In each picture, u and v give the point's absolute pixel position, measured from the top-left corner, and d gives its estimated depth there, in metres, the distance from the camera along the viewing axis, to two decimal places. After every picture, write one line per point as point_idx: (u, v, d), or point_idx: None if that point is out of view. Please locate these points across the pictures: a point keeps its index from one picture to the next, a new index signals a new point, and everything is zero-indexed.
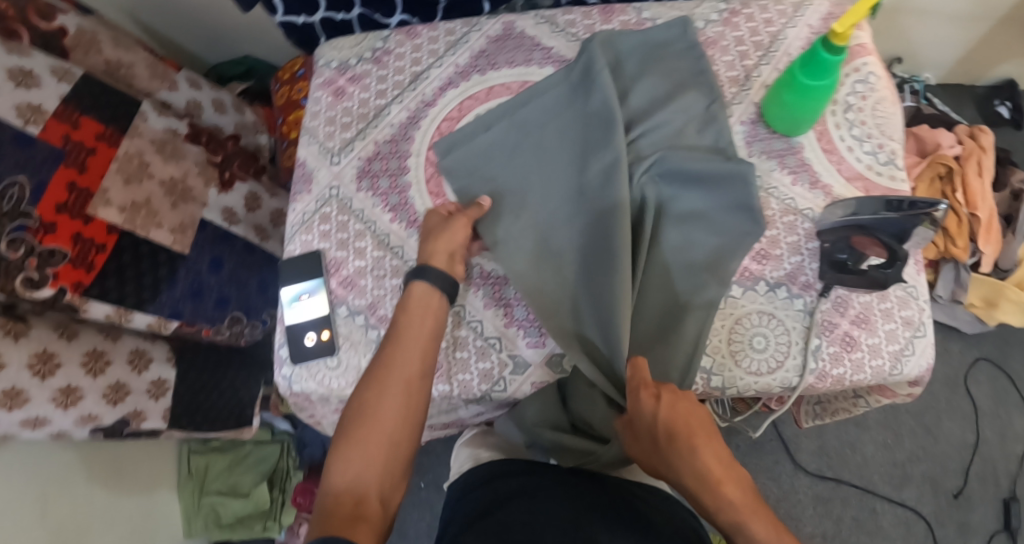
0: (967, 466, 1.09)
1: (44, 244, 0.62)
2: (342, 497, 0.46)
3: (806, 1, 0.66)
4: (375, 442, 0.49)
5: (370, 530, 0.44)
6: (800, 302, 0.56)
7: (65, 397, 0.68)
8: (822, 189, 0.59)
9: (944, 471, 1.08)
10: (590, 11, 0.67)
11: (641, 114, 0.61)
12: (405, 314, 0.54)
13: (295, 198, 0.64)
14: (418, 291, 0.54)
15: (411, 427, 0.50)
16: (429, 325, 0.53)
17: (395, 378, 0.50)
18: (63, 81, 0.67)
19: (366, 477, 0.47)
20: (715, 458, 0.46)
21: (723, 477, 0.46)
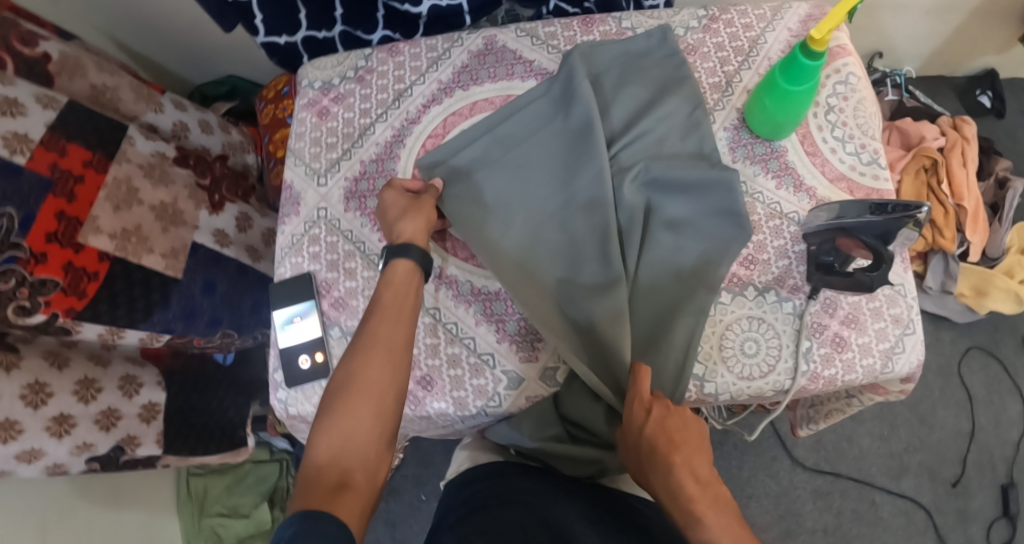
0: (963, 454, 1.10)
1: (35, 274, 0.61)
2: (329, 467, 0.44)
3: (784, 5, 0.67)
4: (361, 406, 0.47)
5: (357, 502, 0.43)
6: (790, 305, 0.57)
7: (59, 426, 0.67)
8: (806, 191, 0.60)
9: (941, 460, 1.09)
10: (571, 23, 0.67)
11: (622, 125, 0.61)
12: (388, 288, 0.54)
13: (284, 221, 0.64)
14: (401, 268, 0.55)
15: (397, 391, 0.49)
16: (409, 297, 0.54)
17: (376, 347, 0.50)
18: (49, 108, 0.66)
19: (352, 447, 0.46)
20: (691, 479, 0.47)
21: (695, 498, 0.46)
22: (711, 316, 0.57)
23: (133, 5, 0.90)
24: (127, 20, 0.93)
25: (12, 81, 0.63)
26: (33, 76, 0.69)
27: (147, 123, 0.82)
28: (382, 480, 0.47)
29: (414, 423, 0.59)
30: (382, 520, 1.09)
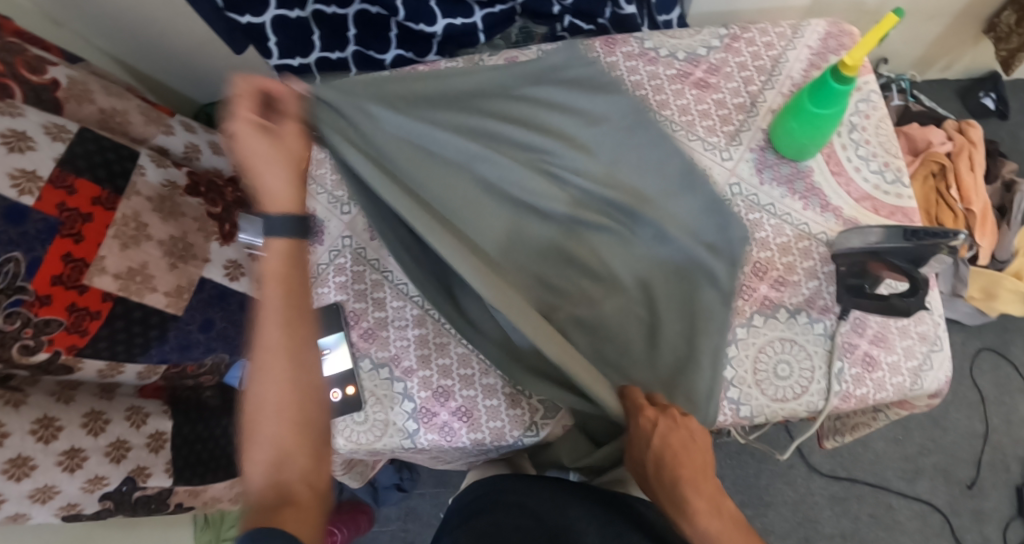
0: (977, 455, 1.11)
1: (40, 315, 0.62)
2: (269, 488, 0.48)
3: (804, 22, 0.68)
4: (285, 421, 0.50)
5: (302, 513, 0.47)
6: (819, 325, 0.57)
7: (70, 460, 0.68)
8: (833, 211, 0.60)
9: (955, 461, 1.10)
10: (592, 43, 0.67)
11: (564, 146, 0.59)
12: (271, 279, 0.50)
13: (306, 250, 0.63)
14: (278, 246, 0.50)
15: (319, 400, 0.52)
16: (285, 269, 0.50)
17: (275, 358, 0.50)
18: (57, 140, 0.65)
19: (287, 464, 0.50)
20: (697, 492, 0.49)
21: (701, 510, 0.49)
22: (745, 339, 0.56)
23: (140, 27, 0.88)
24: (134, 41, 0.92)
25: (22, 111, 0.63)
26: (42, 103, 0.67)
27: (158, 145, 0.81)
28: (326, 485, 0.51)
29: (447, 452, 0.59)
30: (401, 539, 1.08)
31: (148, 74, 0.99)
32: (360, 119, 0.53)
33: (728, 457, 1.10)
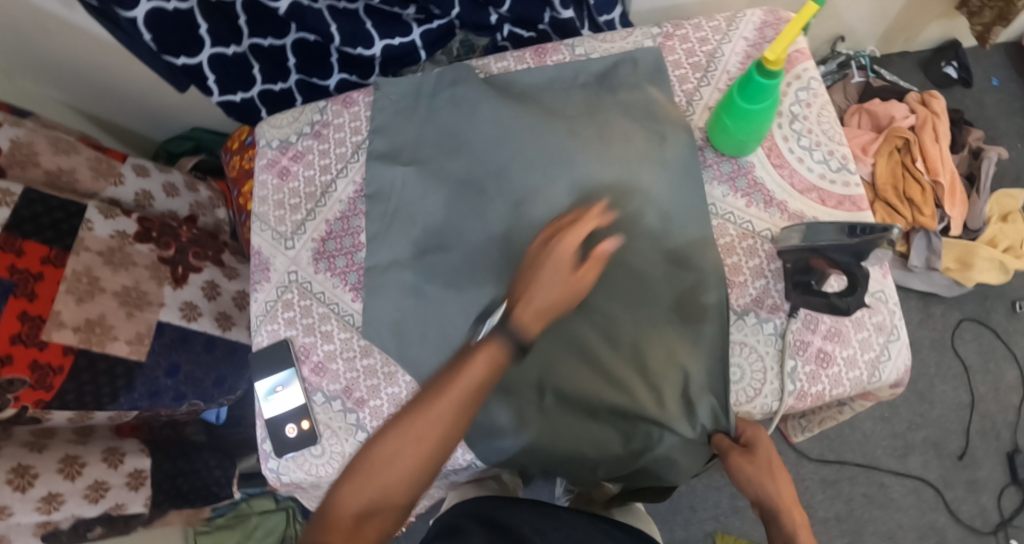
0: (967, 426, 1.10)
1: (2, 375, 0.63)
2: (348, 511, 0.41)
3: (738, 14, 0.67)
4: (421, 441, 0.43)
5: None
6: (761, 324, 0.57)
7: (48, 504, 0.66)
8: (777, 206, 0.60)
9: (944, 434, 1.10)
10: (523, 55, 0.67)
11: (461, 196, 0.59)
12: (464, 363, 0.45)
13: (256, 288, 0.63)
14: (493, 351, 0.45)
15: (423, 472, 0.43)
16: (483, 386, 0.44)
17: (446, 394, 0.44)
18: (2, 204, 0.66)
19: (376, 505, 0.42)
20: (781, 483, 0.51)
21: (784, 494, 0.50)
22: None
23: (87, 72, 0.86)
24: (84, 87, 0.89)
25: None
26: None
27: (108, 198, 0.82)
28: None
29: None
30: None
31: (104, 119, 0.98)
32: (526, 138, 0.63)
33: None
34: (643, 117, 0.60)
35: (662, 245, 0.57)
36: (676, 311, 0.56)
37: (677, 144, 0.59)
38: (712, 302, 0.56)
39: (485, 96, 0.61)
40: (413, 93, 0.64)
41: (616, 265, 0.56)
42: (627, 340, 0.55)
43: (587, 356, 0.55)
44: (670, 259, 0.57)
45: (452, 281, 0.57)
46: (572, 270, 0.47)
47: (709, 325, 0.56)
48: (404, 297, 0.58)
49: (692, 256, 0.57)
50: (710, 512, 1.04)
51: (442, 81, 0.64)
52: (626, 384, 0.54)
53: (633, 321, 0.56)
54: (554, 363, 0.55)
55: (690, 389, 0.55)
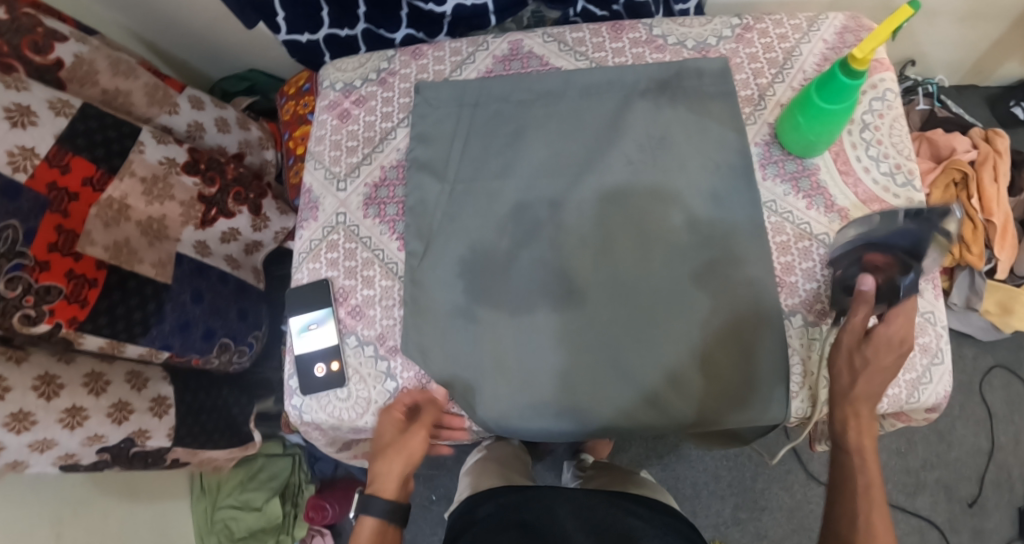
0: (982, 473, 1.06)
1: (41, 282, 0.64)
2: None
3: (820, 15, 0.65)
4: None
5: None
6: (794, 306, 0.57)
7: (71, 418, 0.67)
8: (837, 212, 0.58)
9: (958, 478, 1.06)
10: (599, 29, 0.65)
11: (509, 206, 0.60)
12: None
13: (303, 226, 0.64)
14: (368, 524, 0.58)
15: None
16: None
17: None
18: (60, 115, 0.67)
19: None
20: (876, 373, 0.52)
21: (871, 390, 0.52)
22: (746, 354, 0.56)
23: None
24: (148, 14, 0.87)
25: (28, 86, 0.64)
26: (45, 82, 0.70)
27: (162, 125, 0.82)
28: None
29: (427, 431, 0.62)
30: None
31: (165, 52, 0.95)
32: (565, 134, 0.61)
33: (724, 458, 1.05)
34: (699, 118, 0.60)
35: (695, 245, 0.58)
36: (730, 337, 0.56)
37: (727, 138, 0.60)
38: (755, 300, 0.56)
39: (532, 118, 0.62)
40: (456, 99, 0.64)
41: (667, 292, 0.57)
42: (679, 353, 0.56)
43: (643, 371, 0.56)
44: (717, 271, 0.57)
45: (510, 304, 0.58)
46: (408, 434, 0.57)
47: (761, 349, 0.56)
48: (453, 302, 0.58)
49: (746, 277, 0.57)
50: (711, 520, 1.03)
51: (485, 89, 0.63)
52: (679, 393, 0.56)
53: (683, 335, 0.56)
54: (604, 375, 0.56)
55: (751, 410, 0.55)
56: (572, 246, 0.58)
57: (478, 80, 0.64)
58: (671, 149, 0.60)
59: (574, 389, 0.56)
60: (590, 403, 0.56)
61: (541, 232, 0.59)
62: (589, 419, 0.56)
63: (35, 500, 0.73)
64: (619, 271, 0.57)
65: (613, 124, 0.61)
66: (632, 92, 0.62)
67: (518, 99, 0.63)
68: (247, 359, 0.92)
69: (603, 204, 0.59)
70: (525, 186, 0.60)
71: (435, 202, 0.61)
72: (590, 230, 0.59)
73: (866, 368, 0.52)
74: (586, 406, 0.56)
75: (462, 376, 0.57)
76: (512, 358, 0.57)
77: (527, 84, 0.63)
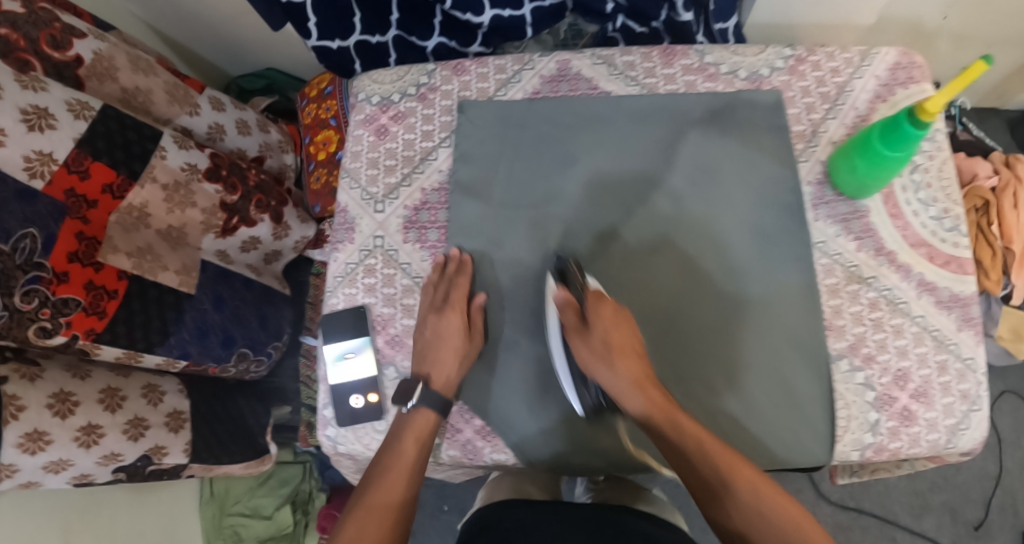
0: (988, 497, 1.06)
1: (58, 294, 0.61)
2: None
3: (873, 49, 0.64)
4: (379, 514, 0.50)
5: None
6: (579, 405, 0.54)
7: (87, 436, 0.65)
8: (886, 255, 0.58)
9: (964, 500, 1.06)
10: (651, 52, 0.63)
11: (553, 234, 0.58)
12: (408, 442, 0.52)
13: (337, 247, 0.61)
14: (415, 422, 0.53)
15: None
16: (413, 458, 0.52)
17: (379, 493, 0.51)
18: (79, 118, 0.63)
19: None
20: (620, 328, 0.52)
21: (626, 348, 0.52)
22: (791, 392, 0.55)
23: None
24: (168, 8, 0.83)
25: (46, 86, 0.60)
26: (63, 80, 0.66)
27: (181, 127, 0.78)
28: None
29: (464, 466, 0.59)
30: None
31: (183, 46, 0.92)
32: (610, 161, 0.60)
33: None
34: (750, 154, 0.59)
35: (741, 281, 0.57)
36: (766, 377, 0.56)
37: (778, 175, 0.58)
38: (806, 342, 0.56)
39: (579, 143, 0.60)
40: (501, 120, 0.61)
41: (701, 333, 0.56)
42: (719, 390, 0.55)
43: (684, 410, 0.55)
44: (761, 308, 0.56)
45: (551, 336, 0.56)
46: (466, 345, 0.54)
47: (806, 391, 0.55)
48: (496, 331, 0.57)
49: (782, 319, 0.56)
50: None
51: (533, 111, 0.61)
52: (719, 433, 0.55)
53: (724, 373, 0.56)
54: None
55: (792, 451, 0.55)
56: (615, 280, 0.57)
57: (525, 101, 0.62)
58: (720, 184, 0.58)
59: (593, 423, 0.55)
60: (601, 437, 0.55)
61: (584, 261, 0.58)
62: (593, 451, 0.55)
63: (37, 511, 0.70)
64: (651, 311, 0.57)
65: (665, 153, 0.59)
66: (685, 121, 0.60)
67: (565, 122, 0.61)
68: (266, 367, 0.90)
69: (648, 236, 0.58)
70: (569, 214, 0.59)
71: (479, 229, 0.59)
72: (635, 263, 0.57)
73: (612, 353, 0.51)
74: (595, 439, 0.55)
75: (503, 408, 0.55)
76: (551, 390, 0.56)
77: (575, 109, 0.61)
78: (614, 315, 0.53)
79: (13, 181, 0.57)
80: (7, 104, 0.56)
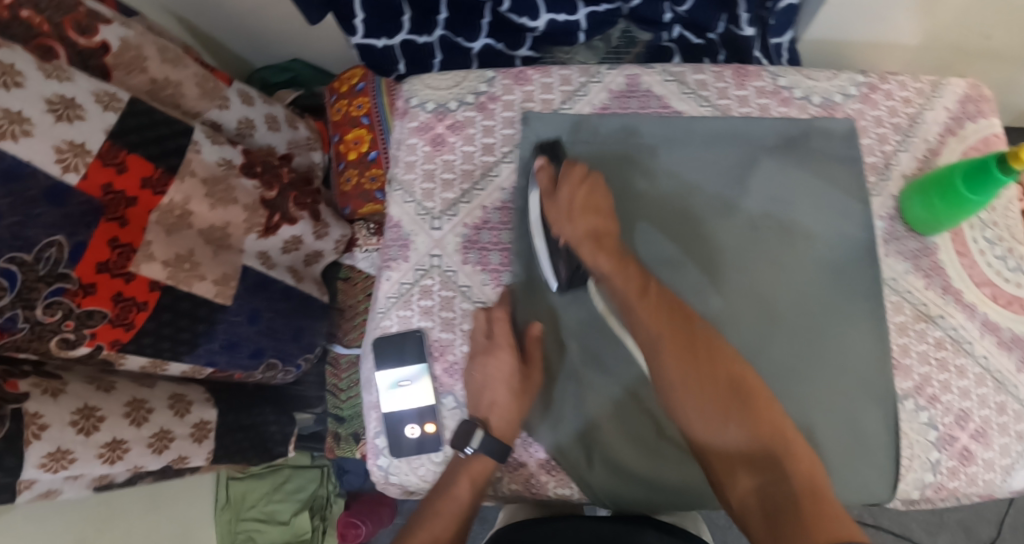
0: (1002, 517, 1.05)
1: (83, 307, 0.56)
2: None
3: (943, 80, 0.62)
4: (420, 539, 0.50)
5: None
6: (554, 280, 0.54)
7: (111, 452, 0.61)
8: (953, 294, 0.58)
9: (978, 519, 1.05)
10: (723, 72, 0.61)
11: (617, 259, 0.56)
12: (464, 479, 0.51)
13: (391, 266, 0.58)
14: (473, 462, 0.52)
15: None
16: (464, 494, 0.51)
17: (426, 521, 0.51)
18: (109, 109, 0.58)
19: None
20: (585, 191, 0.54)
21: (590, 207, 0.53)
22: (853, 431, 0.55)
23: None
24: None
25: (70, 75, 0.55)
26: (87, 69, 0.60)
27: (211, 121, 0.73)
28: None
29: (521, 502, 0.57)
30: None
31: (208, 35, 0.86)
32: (678, 186, 0.58)
33: None
34: (820, 186, 0.58)
35: (808, 313, 0.56)
36: (837, 420, 0.55)
37: (847, 208, 0.57)
38: (875, 382, 0.55)
39: (646, 165, 0.58)
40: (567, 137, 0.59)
41: (771, 372, 0.55)
42: None
43: None
44: (822, 340, 0.56)
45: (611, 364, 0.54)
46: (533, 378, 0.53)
47: (871, 431, 0.55)
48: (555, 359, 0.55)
49: (847, 355, 0.55)
50: None
51: (602, 128, 0.59)
52: None
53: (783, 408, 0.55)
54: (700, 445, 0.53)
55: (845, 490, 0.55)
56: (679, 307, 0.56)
57: (593, 118, 0.59)
58: (793, 215, 0.57)
59: (629, 441, 0.53)
60: (630, 456, 0.53)
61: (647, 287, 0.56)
62: (615, 456, 0.53)
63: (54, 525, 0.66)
64: None
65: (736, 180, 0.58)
66: (758, 149, 0.59)
67: (636, 143, 0.59)
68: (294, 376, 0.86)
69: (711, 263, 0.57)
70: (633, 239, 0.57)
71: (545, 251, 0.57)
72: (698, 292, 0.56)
73: (576, 213, 0.53)
74: (621, 457, 0.53)
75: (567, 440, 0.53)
76: (608, 421, 0.53)
77: (644, 130, 0.59)
78: (582, 179, 0.54)
79: (41, 178, 0.52)
80: (31, 94, 0.51)
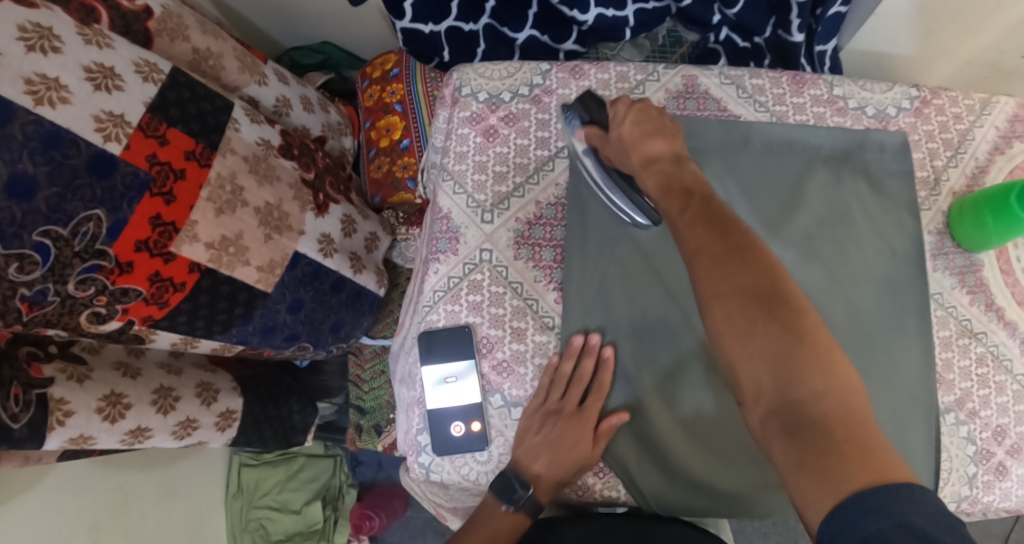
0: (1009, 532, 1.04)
1: (118, 284, 0.53)
2: None
3: (993, 97, 0.62)
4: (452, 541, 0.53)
5: None
6: (644, 218, 0.54)
7: (134, 438, 0.59)
8: (996, 311, 0.58)
9: (986, 534, 1.04)
10: (780, 78, 0.61)
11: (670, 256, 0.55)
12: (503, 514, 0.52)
13: (439, 258, 0.57)
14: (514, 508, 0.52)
15: None
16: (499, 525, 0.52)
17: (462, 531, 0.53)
18: (148, 81, 0.54)
19: None
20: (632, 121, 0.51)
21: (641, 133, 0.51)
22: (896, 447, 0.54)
23: None
24: None
25: (112, 42, 0.52)
26: (132, 33, 0.57)
27: (249, 97, 0.70)
28: None
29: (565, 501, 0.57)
30: (433, 529, 1.01)
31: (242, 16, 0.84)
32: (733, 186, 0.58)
33: None
34: (872, 198, 0.58)
35: (859, 325, 0.56)
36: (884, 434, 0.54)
37: (897, 221, 0.57)
38: (921, 399, 0.55)
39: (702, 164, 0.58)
40: None
41: None
42: None
43: None
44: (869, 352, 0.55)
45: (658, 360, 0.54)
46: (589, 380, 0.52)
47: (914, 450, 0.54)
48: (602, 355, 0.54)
49: (895, 369, 0.55)
50: None
51: None
52: None
53: None
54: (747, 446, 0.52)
55: None
56: None
57: None
58: (847, 227, 0.57)
59: (675, 434, 0.52)
60: (680, 455, 0.52)
61: None
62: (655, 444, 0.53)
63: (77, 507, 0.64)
64: None
65: (791, 187, 0.58)
66: (814, 157, 0.58)
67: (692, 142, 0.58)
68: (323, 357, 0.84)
69: None
70: None
71: (597, 247, 0.56)
72: None
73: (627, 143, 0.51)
74: (685, 466, 0.52)
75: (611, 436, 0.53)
76: (654, 414, 0.53)
77: (702, 130, 0.58)
78: (631, 107, 0.52)
79: (86, 147, 0.48)
80: (68, 60, 0.47)
